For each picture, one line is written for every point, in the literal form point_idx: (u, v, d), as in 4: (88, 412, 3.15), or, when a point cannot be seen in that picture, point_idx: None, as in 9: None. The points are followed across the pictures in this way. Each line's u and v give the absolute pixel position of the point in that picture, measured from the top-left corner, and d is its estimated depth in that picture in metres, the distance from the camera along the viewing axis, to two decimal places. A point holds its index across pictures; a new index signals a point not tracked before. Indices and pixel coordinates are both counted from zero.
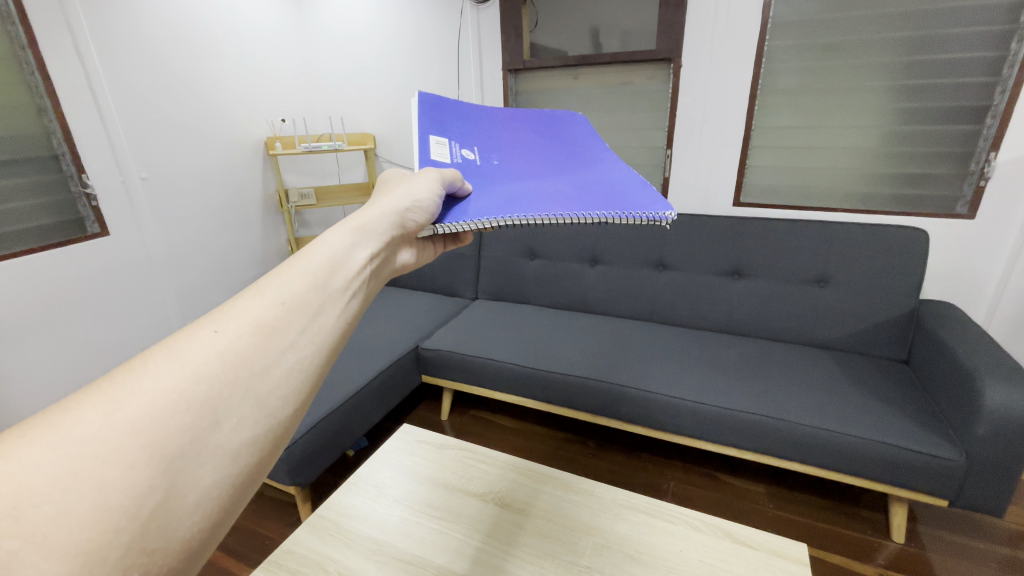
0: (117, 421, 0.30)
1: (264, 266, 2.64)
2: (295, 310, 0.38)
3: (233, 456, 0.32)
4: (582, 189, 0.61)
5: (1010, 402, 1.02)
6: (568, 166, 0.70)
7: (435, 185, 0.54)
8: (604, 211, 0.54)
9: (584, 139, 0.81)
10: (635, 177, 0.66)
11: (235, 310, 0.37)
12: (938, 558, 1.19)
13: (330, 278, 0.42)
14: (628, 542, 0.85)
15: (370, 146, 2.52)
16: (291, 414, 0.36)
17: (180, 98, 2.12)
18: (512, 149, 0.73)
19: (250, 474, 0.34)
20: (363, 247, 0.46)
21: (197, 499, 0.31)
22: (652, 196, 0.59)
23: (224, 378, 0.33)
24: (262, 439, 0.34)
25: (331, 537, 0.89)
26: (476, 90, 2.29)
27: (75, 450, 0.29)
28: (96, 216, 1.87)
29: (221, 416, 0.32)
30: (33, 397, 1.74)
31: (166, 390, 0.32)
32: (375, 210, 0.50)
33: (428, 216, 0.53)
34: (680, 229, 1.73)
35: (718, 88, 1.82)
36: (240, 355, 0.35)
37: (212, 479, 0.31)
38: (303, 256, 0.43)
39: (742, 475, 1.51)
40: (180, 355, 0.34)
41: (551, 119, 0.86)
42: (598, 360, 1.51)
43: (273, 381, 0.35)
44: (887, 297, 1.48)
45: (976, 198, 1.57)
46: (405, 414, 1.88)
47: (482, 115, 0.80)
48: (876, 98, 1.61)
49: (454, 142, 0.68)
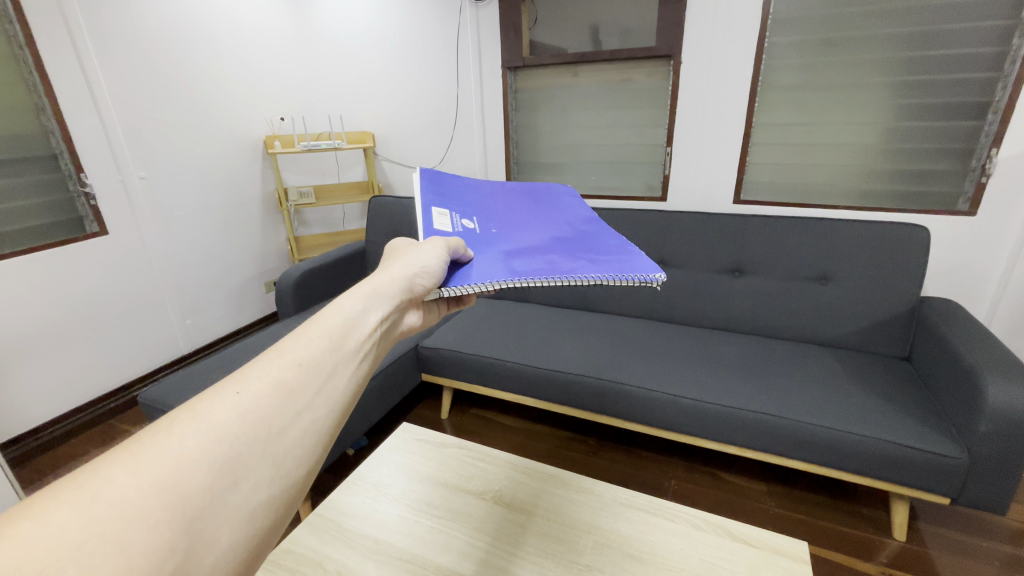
0: (142, 482, 0.29)
1: (264, 265, 2.63)
2: (311, 371, 0.37)
3: (249, 517, 0.31)
4: (575, 254, 0.61)
5: (1011, 398, 1.01)
6: (559, 229, 0.70)
7: (442, 252, 0.53)
8: (599, 274, 0.54)
9: (574, 208, 0.81)
10: (624, 242, 0.67)
11: (254, 371, 0.37)
12: (940, 556, 1.19)
13: (344, 339, 0.40)
14: (629, 541, 0.85)
15: (370, 144, 2.51)
16: (305, 474, 0.35)
17: (178, 97, 2.12)
18: (508, 218, 0.72)
19: (264, 536, 0.32)
20: (374, 311, 0.45)
21: (214, 560, 0.29)
22: (642, 258, 0.59)
23: (245, 439, 0.32)
24: (277, 499, 0.33)
25: (330, 535, 0.89)
26: (476, 86, 2.29)
27: (100, 512, 0.27)
28: (94, 216, 1.87)
29: (239, 475, 0.31)
30: (36, 397, 1.74)
31: (190, 451, 0.31)
32: (385, 274, 0.49)
33: (435, 280, 0.52)
34: (680, 226, 1.73)
35: (718, 86, 1.81)
36: (260, 414, 0.34)
37: (229, 541, 0.30)
38: (316, 320, 0.41)
39: (743, 474, 1.50)
40: (202, 415, 0.33)
41: (539, 188, 0.88)
42: (597, 358, 1.50)
43: (290, 441, 0.34)
44: (888, 295, 1.47)
45: (978, 195, 1.57)
46: (405, 412, 1.88)
47: (477, 186, 0.80)
48: (877, 95, 1.60)
49: (454, 212, 0.67)
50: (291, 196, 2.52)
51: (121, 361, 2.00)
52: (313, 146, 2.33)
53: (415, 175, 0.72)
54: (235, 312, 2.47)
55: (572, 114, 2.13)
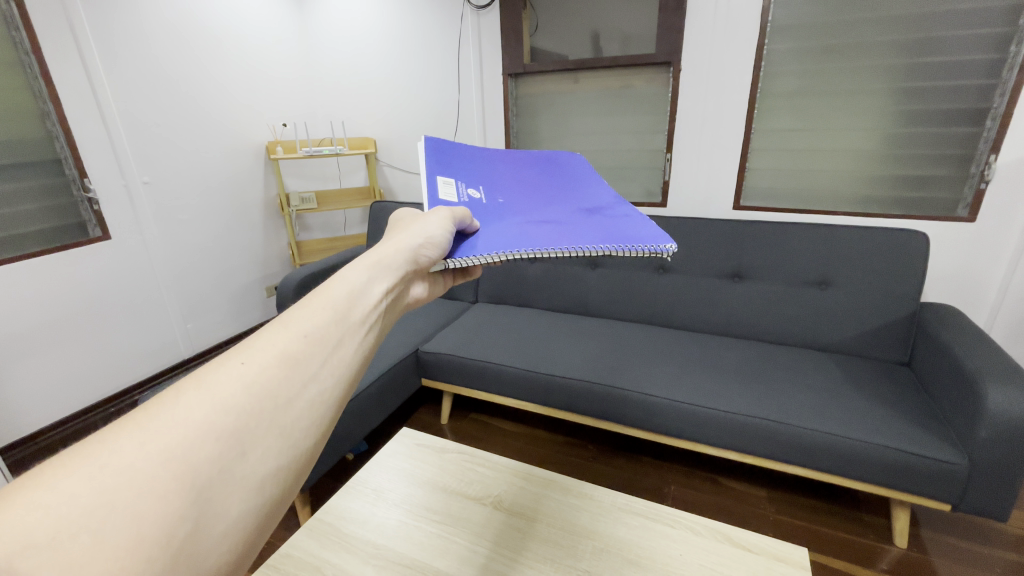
0: (151, 453, 0.29)
1: (266, 270, 2.64)
2: (316, 343, 0.37)
3: (258, 486, 0.32)
4: (584, 224, 0.61)
5: (1012, 406, 1.01)
6: (568, 200, 0.70)
7: (447, 223, 0.53)
8: (608, 245, 0.54)
9: (585, 178, 0.81)
10: (635, 212, 0.67)
11: (261, 342, 0.36)
12: (942, 563, 1.18)
13: (348, 311, 0.40)
14: (629, 546, 0.84)
15: (371, 150, 2.53)
16: (314, 444, 0.35)
17: (183, 104, 2.14)
18: (515, 188, 0.72)
19: (275, 502, 0.33)
20: (380, 281, 0.44)
21: (224, 528, 0.30)
22: (650, 229, 0.60)
23: (250, 409, 0.33)
24: (286, 469, 0.33)
25: (330, 540, 0.89)
26: (476, 93, 2.30)
27: (110, 481, 0.28)
28: (97, 220, 1.88)
29: (246, 446, 0.32)
30: (36, 399, 1.74)
31: (196, 421, 0.31)
32: (390, 245, 0.49)
33: (440, 252, 0.52)
34: (679, 232, 1.74)
35: (718, 91, 1.82)
36: (266, 386, 0.34)
37: (238, 510, 0.31)
38: (321, 292, 0.41)
39: (743, 479, 1.50)
40: (209, 386, 0.33)
41: (551, 159, 0.87)
42: (597, 362, 1.51)
43: (297, 412, 0.34)
44: (889, 300, 1.47)
45: (977, 201, 1.57)
46: (405, 417, 1.88)
47: (485, 155, 0.80)
48: (876, 101, 1.61)
49: (460, 181, 0.67)
50: (293, 201, 2.52)
51: (123, 365, 2.01)
52: (315, 152, 2.34)
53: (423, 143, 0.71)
54: (236, 317, 2.48)
55: (572, 121, 2.14)
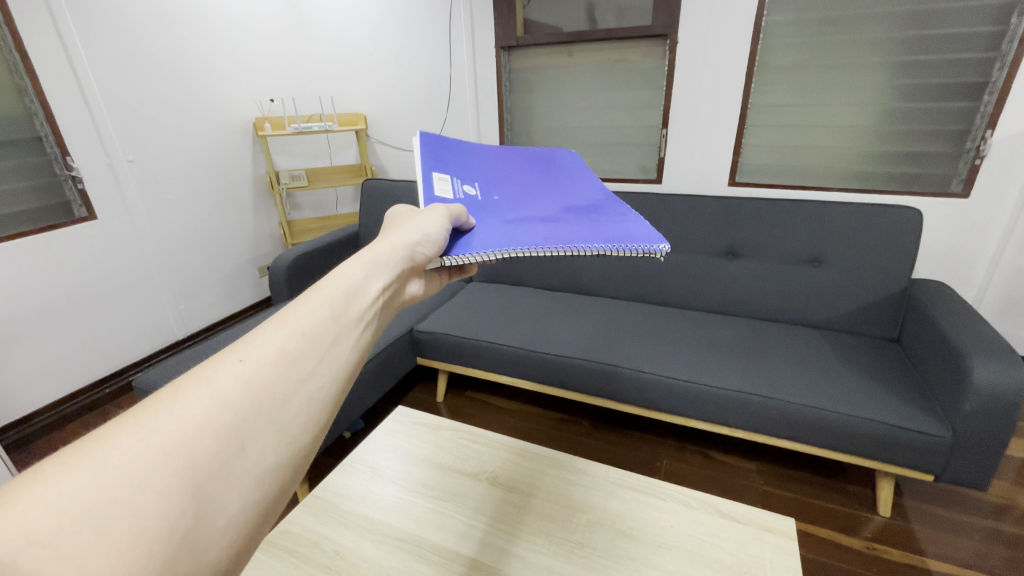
0: (152, 448, 0.29)
1: (257, 249, 2.61)
2: (314, 339, 0.37)
3: (257, 481, 0.32)
4: (577, 223, 0.61)
5: (998, 380, 1.03)
6: (563, 198, 0.70)
7: (443, 221, 0.52)
8: (604, 244, 0.54)
9: (581, 176, 0.80)
10: (630, 211, 0.66)
11: (258, 338, 0.36)
12: (922, 530, 1.23)
13: (346, 308, 0.40)
14: (621, 519, 0.86)
15: (361, 127, 2.48)
16: (312, 439, 0.35)
17: (165, 79, 2.08)
18: (511, 185, 0.71)
19: (274, 496, 0.33)
20: (377, 279, 0.44)
21: (225, 522, 0.30)
22: (645, 229, 0.59)
23: (250, 406, 0.32)
24: (285, 464, 0.33)
25: (328, 517, 0.90)
26: (469, 68, 2.24)
27: (110, 476, 0.28)
28: (82, 199, 1.84)
29: (246, 441, 0.31)
30: (30, 381, 1.73)
31: (196, 417, 0.31)
32: (386, 242, 0.48)
33: (436, 249, 0.51)
34: (675, 209, 1.72)
35: (715, 64, 1.78)
36: (265, 382, 0.33)
37: (239, 504, 0.30)
38: (318, 289, 0.41)
39: (733, 453, 1.53)
40: (208, 383, 0.32)
41: (546, 156, 0.86)
42: (592, 341, 1.52)
43: (296, 407, 0.34)
44: (880, 276, 1.48)
45: (971, 177, 1.57)
46: (401, 396, 1.90)
47: (480, 151, 0.79)
48: (874, 75, 1.59)
49: (455, 177, 0.66)
50: (283, 178, 2.48)
51: (116, 346, 2.00)
52: (303, 129, 2.29)
53: (417, 138, 0.70)
54: (229, 297, 2.47)
55: (567, 95, 2.10)
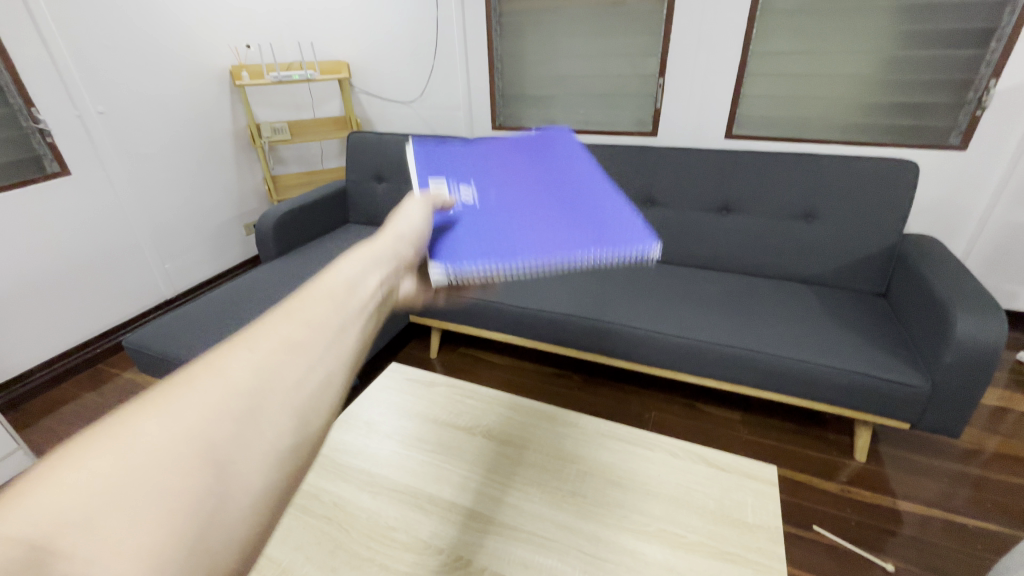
0: (166, 433, 0.27)
1: (243, 206, 2.54)
2: (322, 322, 0.35)
3: (279, 461, 0.29)
4: (572, 225, 0.57)
5: (980, 333, 1.05)
6: (559, 190, 0.65)
7: (420, 209, 0.54)
8: (595, 253, 0.51)
9: (579, 157, 0.75)
10: (628, 205, 0.62)
11: (267, 325, 0.35)
12: (895, 474, 1.30)
13: (350, 294, 0.39)
14: (611, 469, 0.90)
15: (344, 76, 2.36)
16: (328, 420, 0.33)
17: (132, 22, 1.93)
18: (505, 180, 0.67)
19: (295, 478, 0.31)
20: (375, 269, 0.43)
21: (251, 502, 0.28)
22: (640, 229, 0.56)
23: (264, 385, 0.31)
24: (304, 444, 0.31)
25: (325, 470, 0.92)
26: (456, 10, 2.11)
27: (125, 462, 0.26)
28: (53, 154, 1.76)
29: (262, 421, 0.30)
30: (21, 341, 1.73)
31: (210, 398, 0.29)
32: (377, 239, 0.48)
33: (424, 242, 0.51)
34: (671, 163, 1.68)
35: (717, 7, 1.68)
36: (278, 362, 0.32)
37: (264, 483, 0.28)
38: (321, 280, 0.40)
39: (719, 404, 1.58)
40: (219, 369, 0.31)
41: (542, 138, 0.81)
42: (584, 297, 1.52)
43: (311, 386, 0.32)
44: (873, 231, 1.48)
45: (970, 129, 1.55)
46: (395, 352, 1.91)
47: (473, 146, 0.75)
48: (880, 20, 1.52)
49: (445, 181, 0.62)
50: (264, 131, 2.38)
51: (104, 306, 1.98)
52: (283, 78, 2.16)
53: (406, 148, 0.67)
54: (216, 255, 2.43)
55: (560, 42, 2.01)
